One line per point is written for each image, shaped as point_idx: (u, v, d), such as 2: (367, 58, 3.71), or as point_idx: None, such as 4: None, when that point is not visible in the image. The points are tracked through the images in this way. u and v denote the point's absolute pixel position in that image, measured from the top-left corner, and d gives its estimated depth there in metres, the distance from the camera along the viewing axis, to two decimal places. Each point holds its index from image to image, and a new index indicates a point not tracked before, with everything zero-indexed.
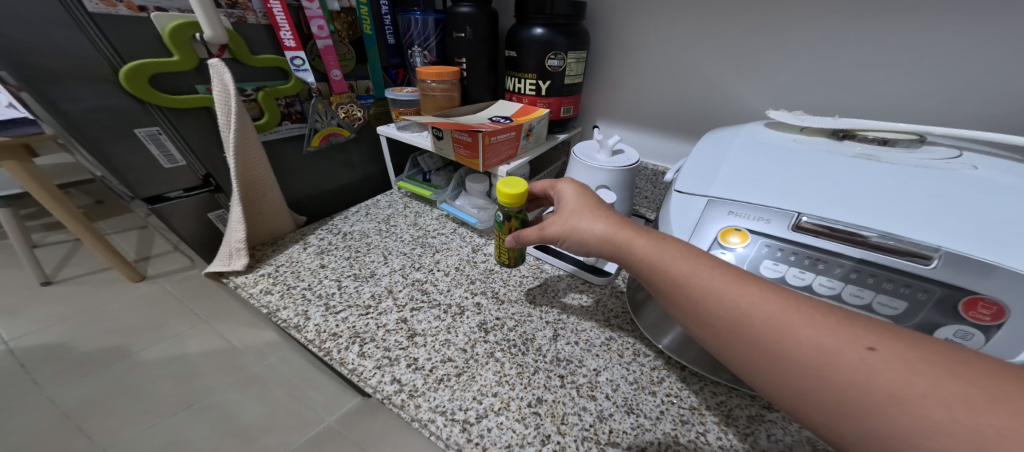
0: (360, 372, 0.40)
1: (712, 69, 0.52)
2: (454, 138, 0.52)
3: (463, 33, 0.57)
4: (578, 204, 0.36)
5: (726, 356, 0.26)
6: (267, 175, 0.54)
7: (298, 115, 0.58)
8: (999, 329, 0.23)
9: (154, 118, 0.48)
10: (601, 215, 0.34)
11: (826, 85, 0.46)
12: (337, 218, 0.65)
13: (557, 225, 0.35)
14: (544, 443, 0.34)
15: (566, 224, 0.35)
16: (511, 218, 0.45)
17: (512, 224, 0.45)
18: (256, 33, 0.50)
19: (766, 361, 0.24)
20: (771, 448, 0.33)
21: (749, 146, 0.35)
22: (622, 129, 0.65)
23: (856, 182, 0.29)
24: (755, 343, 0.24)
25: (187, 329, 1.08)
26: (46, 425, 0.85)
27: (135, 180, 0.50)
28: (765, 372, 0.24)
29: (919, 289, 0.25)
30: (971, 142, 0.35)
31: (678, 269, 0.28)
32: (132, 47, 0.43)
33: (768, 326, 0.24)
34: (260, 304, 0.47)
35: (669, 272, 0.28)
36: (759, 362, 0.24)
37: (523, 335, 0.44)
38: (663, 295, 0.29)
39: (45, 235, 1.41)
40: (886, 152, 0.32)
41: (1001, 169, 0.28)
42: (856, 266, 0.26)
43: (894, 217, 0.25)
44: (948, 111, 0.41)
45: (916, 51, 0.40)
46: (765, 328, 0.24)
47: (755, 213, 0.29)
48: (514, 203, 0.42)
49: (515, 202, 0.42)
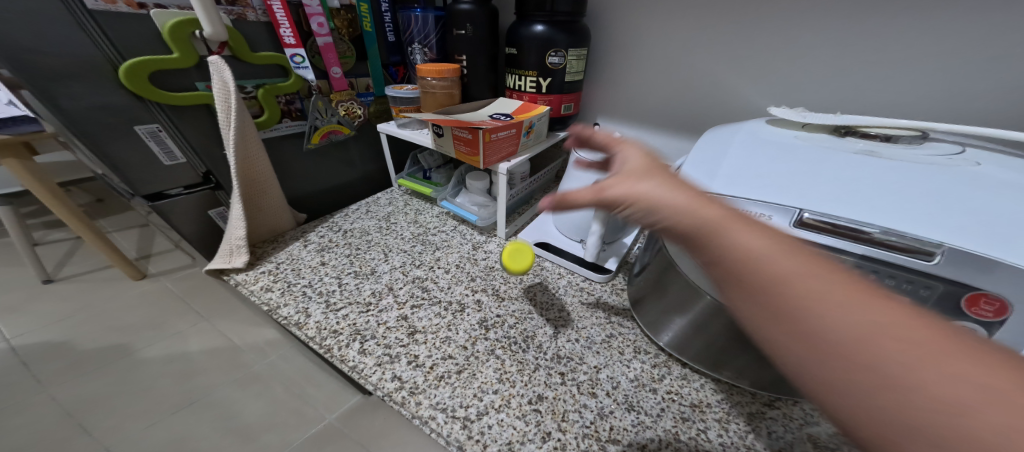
0: (361, 369, 0.40)
1: (713, 66, 0.52)
2: (454, 135, 0.52)
3: (463, 30, 0.56)
4: (645, 164, 0.25)
5: (810, 389, 0.17)
6: (267, 171, 0.54)
7: (298, 112, 0.58)
8: (1001, 325, 0.24)
9: (154, 115, 0.48)
10: (677, 181, 0.23)
11: (828, 82, 0.45)
12: (338, 215, 0.65)
13: (619, 183, 0.24)
14: (544, 440, 0.34)
15: (632, 184, 0.23)
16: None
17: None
18: (256, 31, 0.50)
19: (800, 326, 0.17)
20: (772, 445, 0.33)
21: (750, 143, 0.35)
22: (623, 126, 0.65)
23: (859, 178, 0.28)
24: (804, 315, 0.17)
25: (188, 327, 1.08)
26: (47, 423, 0.85)
27: (135, 177, 0.49)
28: (789, 341, 0.18)
29: (921, 286, 0.25)
30: (972, 139, 0.35)
31: (779, 260, 0.18)
32: (132, 44, 0.43)
33: (832, 301, 0.17)
34: (260, 301, 0.47)
35: (765, 262, 0.18)
36: (788, 326, 0.18)
37: (524, 332, 0.44)
38: (740, 293, 0.19)
39: (46, 233, 1.42)
40: (887, 148, 0.32)
41: (1003, 166, 0.28)
42: (858, 262, 0.27)
43: (897, 213, 0.25)
44: (950, 108, 0.41)
45: (917, 48, 0.40)
46: (826, 303, 0.17)
47: (758, 209, 0.29)
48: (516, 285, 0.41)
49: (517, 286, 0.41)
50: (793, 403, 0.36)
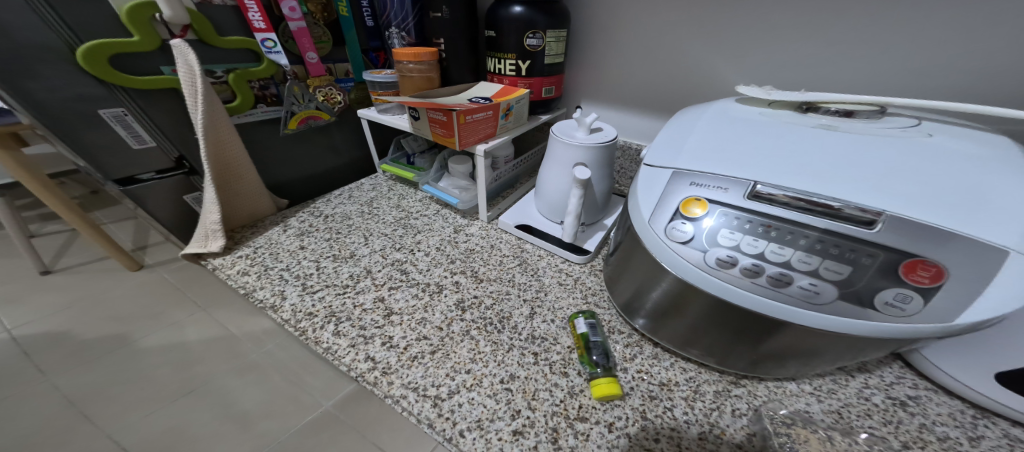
0: (335, 350, 0.40)
1: (691, 46, 0.51)
2: (430, 117, 0.52)
3: (440, 12, 0.55)
4: None
5: None
6: (240, 155, 0.54)
7: (274, 98, 0.58)
8: (937, 291, 0.23)
9: (119, 99, 0.48)
10: None
11: (804, 59, 0.45)
12: (320, 201, 0.65)
13: None
14: (514, 417, 0.35)
15: None
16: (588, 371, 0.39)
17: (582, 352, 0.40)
18: (222, 15, 0.49)
19: None
20: (734, 422, 0.34)
21: (718, 120, 0.35)
22: (604, 109, 0.65)
23: (818, 151, 0.28)
24: None
25: (185, 317, 1.10)
26: (50, 410, 0.87)
27: (104, 159, 0.51)
28: None
29: (863, 254, 0.24)
30: (930, 114, 0.35)
31: None
32: (89, 27, 0.43)
33: None
34: (237, 285, 0.48)
35: None
36: None
37: (500, 313, 0.45)
38: None
39: (43, 226, 1.43)
40: (848, 122, 0.32)
41: (954, 137, 0.28)
42: (821, 237, 0.25)
43: (849, 185, 0.25)
44: (924, 84, 0.40)
45: (889, 23, 0.39)
46: None
47: (716, 182, 0.28)
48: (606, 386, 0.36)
49: (601, 388, 0.35)
50: (758, 381, 0.36)
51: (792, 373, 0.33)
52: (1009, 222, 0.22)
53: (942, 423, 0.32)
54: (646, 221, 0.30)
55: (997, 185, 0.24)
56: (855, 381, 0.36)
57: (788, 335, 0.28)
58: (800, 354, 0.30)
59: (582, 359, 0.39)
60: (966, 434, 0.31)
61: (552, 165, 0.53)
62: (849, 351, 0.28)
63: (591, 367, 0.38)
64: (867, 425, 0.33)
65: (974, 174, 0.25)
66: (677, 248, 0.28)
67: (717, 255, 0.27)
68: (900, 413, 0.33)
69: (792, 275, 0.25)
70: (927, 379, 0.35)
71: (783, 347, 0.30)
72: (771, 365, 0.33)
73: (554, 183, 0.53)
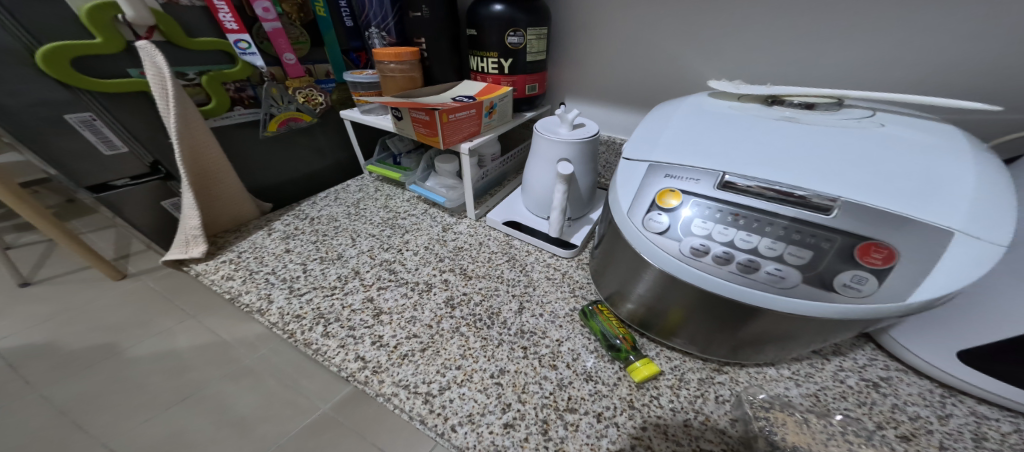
0: (324, 352, 0.40)
1: (668, 42, 0.52)
2: (412, 117, 0.52)
3: (419, 11, 0.55)
4: None
5: None
6: (218, 158, 0.53)
7: (252, 99, 0.58)
8: (891, 272, 0.24)
9: (85, 103, 0.47)
10: None
11: (777, 52, 0.46)
12: (305, 204, 0.64)
13: None
14: (504, 411, 0.35)
15: None
16: (625, 346, 0.39)
17: (626, 332, 0.40)
18: (191, 16, 0.49)
19: None
20: (716, 408, 0.35)
21: (691, 114, 0.35)
22: (587, 105, 0.65)
23: (785, 142, 0.29)
24: None
25: (174, 324, 1.08)
26: (39, 422, 0.86)
27: (75, 165, 0.50)
28: None
29: (823, 239, 0.25)
30: (886, 105, 0.36)
31: None
32: (48, 30, 0.42)
33: None
34: (222, 290, 0.47)
35: None
36: None
37: (489, 309, 0.45)
38: None
39: (19, 237, 1.40)
40: (811, 114, 0.33)
41: (905, 126, 0.30)
42: (789, 225, 0.26)
43: (812, 173, 0.26)
44: (892, 76, 0.41)
45: (856, 17, 0.40)
46: None
47: (688, 174, 0.29)
48: (648, 368, 0.37)
49: (646, 369, 0.37)
50: (740, 367, 0.38)
51: (770, 358, 0.34)
52: (956, 205, 0.24)
53: (913, 403, 0.33)
54: (625, 213, 0.31)
55: (945, 171, 0.25)
56: (831, 364, 0.37)
57: (761, 321, 0.29)
58: (775, 338, 0.31)
59: (631, 337, 0.40)
60: (935, 413, 0.33)
61: (536, 161, 0.53)
62: (818, 335, 0.29)
63: (638, 348, 0.39)
64: (843, 407, 0.34)
65: (924, 162, 0.26)
66: (654, 238, 0.29)
67: (691, 243, 0.28)
68: (873, 394, 0.34)
69: (760, 261, 0.26)
70: (899, 360, 0.37)
71: (759, 333, 0.30)
72: (750, 351, 0.34)
73: (539, 179, 0.54)
